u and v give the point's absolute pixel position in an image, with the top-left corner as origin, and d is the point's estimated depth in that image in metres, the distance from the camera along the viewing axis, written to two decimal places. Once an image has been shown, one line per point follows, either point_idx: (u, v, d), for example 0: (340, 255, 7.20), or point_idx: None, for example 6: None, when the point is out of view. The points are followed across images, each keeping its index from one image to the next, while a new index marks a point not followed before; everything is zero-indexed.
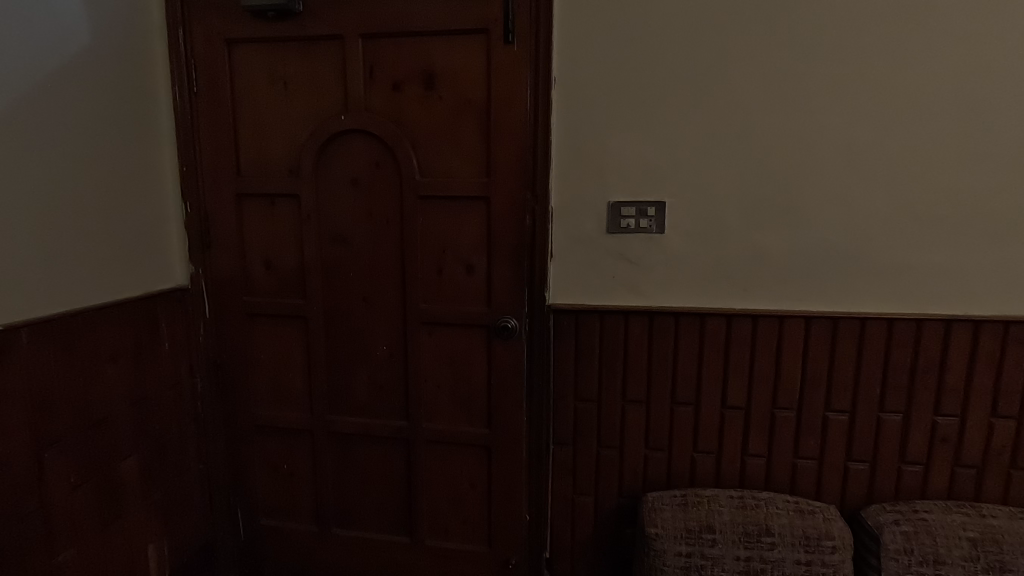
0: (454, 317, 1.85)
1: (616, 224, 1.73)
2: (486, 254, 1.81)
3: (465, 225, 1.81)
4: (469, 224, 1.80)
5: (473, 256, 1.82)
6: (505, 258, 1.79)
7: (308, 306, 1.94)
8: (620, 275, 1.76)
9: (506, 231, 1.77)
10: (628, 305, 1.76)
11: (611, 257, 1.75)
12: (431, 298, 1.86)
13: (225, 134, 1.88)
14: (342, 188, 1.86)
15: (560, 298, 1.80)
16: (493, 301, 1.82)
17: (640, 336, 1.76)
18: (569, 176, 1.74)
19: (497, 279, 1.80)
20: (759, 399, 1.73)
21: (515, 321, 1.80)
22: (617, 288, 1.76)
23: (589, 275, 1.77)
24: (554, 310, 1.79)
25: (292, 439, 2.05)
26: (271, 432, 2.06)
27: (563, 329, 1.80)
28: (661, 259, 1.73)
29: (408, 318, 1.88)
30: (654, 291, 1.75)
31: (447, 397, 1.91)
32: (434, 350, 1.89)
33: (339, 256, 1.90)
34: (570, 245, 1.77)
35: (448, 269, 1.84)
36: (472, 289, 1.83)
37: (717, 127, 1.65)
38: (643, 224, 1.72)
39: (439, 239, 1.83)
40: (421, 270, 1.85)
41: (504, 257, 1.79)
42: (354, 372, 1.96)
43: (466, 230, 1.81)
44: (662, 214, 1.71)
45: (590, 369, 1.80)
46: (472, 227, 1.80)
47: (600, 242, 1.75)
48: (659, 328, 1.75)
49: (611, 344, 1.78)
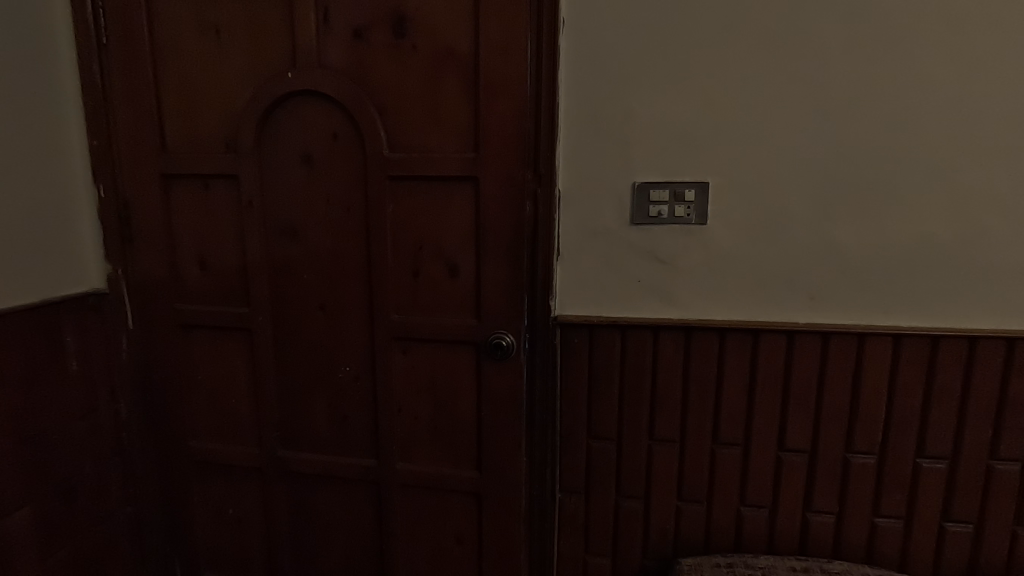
0: (433, 332, 1.45)
1: (643, 213, 1.33)
2: (474, 252, 1.41)
3: (447, 214, 1.40)
4: (452, 214, 1.40)
5: (458, 256, 1.42)
6: (498, 257, 1.39)
7: (254, 317, 1.55)
8: (646, 279, 1.36)
9: (500, 222, 1.37)
10: (656, 318, 1.36)
11: (636, 256, 1.35)
12: (405, 307, 1.47)
13: (146, 99, 1.48)
14: (292, 167, 1.46)
15: (568, 308, 1.40)
16: (484, 312, 1.42)
17: (673, 357, 1.36)
18: (581, 151, 1.34)
19: (489, 283, 1.40)
20: (828, 440, 1.33)
21: (512, 338, 1.41)
22: (642, 296, 1.36)
23: (608, 278, 1.37)
24: (561, 324, 1.39)
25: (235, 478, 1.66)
26: (210, 469, 1.67)
27: (573, 347, 1.41)
28: (701, 259, 1.33)
29: (376, 332, 1.49)
30: (690, 300, 1.35)
31: (427, 430, 1.52)
32: (410, 373, 1.50)
33: (289, 254, 1.51)
34: (582, 240, 1.37)
35: (426, 272, 1.44)
36: (457, 296, 1.44)
37: (780, 83, 1.25)
38: (678, 213, 1.31)
39: (414, 231, 1.43)
40: (392, 272, 1.46)
41: (498, 255, 1.39)
42: (312, 398, 1.57)
43: (449, 221, 1.41)
44: (704, 198, 1.30)
45: (607, 399, 1.41)
46: (456, 217, 1.40)
47: (620, 237, 1.35)
48: (698, 348, 1.35)
49: (635, 367, 1.39)
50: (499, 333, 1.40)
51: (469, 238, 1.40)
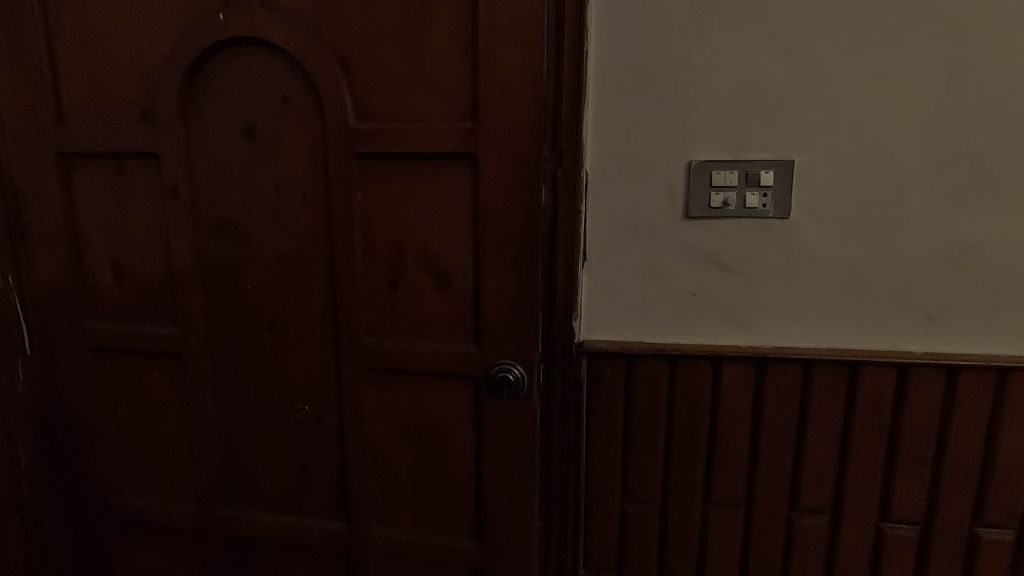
0: (419, 361, 1.10)
1: (701, 203, 0.98)
2: (472, 256, 1.05)
3: (435, 205, 1.05)
4: (441, 205, 1.05)
5: (451, 262, 1.06)
6: (505, 262, 1.03)
7: (185, 339, 1.19)
8: (702, 292, 1.01)
9: (508, 216, 1.02)
10: (716, 345, 1.01)
11: (690, 261, 1.00)
12: (381, 328, 1.12)
13: (34, 50, 1.12)
14: (229, 144, 1.10)
15: (597, 330, 1.05)
16: (485, 336, 1.06)
17: (739, 397, 1.02)
18: (616, 118, 0.99)
19: (491, 298, 1.05)
20: (948, 508, 0.99)
21: (523, 370, 1.06)
22: (697, 315, 1.02)
23: (651, 291, 1.02)
24: (588, 352, 1.05)
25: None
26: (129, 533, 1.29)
27: (604, 383, 1.06)
28: (778, 265, 0.98)
29: (343, 361, 1.14)
30: (763, 320, 1.00)
31: (410, 486, 1.17)
32: (388, 414, 1.14)
33: (229, 258, 1.15)
34: (616, 240, 1.02)
35: (408, 282, 1.09)
36: (450, 313, 1.08)
37: (896, 22, 0.89)
38: (751, 202, 0.96)
39: (392, 228, 1.07)
40: (363, 283, 1.10)
41: (504, 259, 1.03)
42: (263, 444, 1.22)
43: (437, 215, 1.05)
44: (787, 182, 0.95)
45: (649, 451, 1.06)
46: (448, 210, 1.05)
47: (669, 236, 1.00)
48: (773, 386, 1.01)
49: (687, 410, 1.04)
50: (507, 365, 1.05)
51: (466, 236, 1.05)
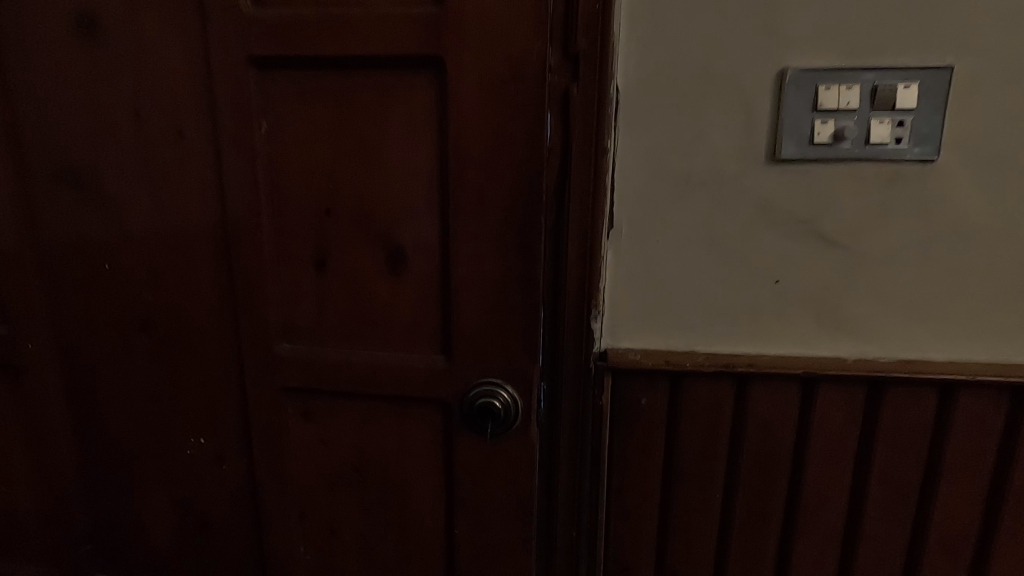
0: (361, 380, 0.75)
1: (797, 139, 0.62)
2: (439, 222, 0.69)
3: (381, 143, 0.68)
4: (391, 144, 0.68)
5: (406, 233, 0.70)
6: (487, 231, 0.67)
7: (21, 343, 0.82)
8: (789, 279, 0.66)
9: (493, 160, 0.65)
10: (808, 358, 0.67)
11: (773, 230, 0.65)
12: (305, 331, 0.75)
13: None
14: (60, 45, 0.71)
15: (626, 335, 0.70)
16: (457, 343, 0.71)
17: (836, 435, 0.69)
18: (666, 1, 0.61)
19: (467, 286, 0.69)
20: None
21: (513, 396, 0.71)
22: (780, 312, 0.67)
23: (712, 276, 0.67)
24: (613, 367, 0.70)
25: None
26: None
27: (634, 412, 0.71)
28: (910, 236, 0.64)
29: (251, 378, 0.78)
30: (880, 320, 0.66)
31: (353, 551, 0.82)
32: (319, 452, 0.79)
33: (74, 224, 0.77)
34: (659, 198, 0.66)
35: (342, 262, 0.72)
36: (406, 309, 0.72)
37: None
38: (878, 136, 0.61)
39: (315, 179, 0.70)
40: (276, 264, 0.73)
41: (486, 227, 0.67)
42: (144, 490, 0.86)
43: (385, 158, 0.68)
44: (939, 103, 0.60)
45: (699, 509, 0.73)
46: (401, 151, 0.68)
47: (743, 192, 0.65)
48: (890, 420, 0.67)
49: (758, 454, 0.70)
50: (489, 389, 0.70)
51: (429, 193, 0.68)
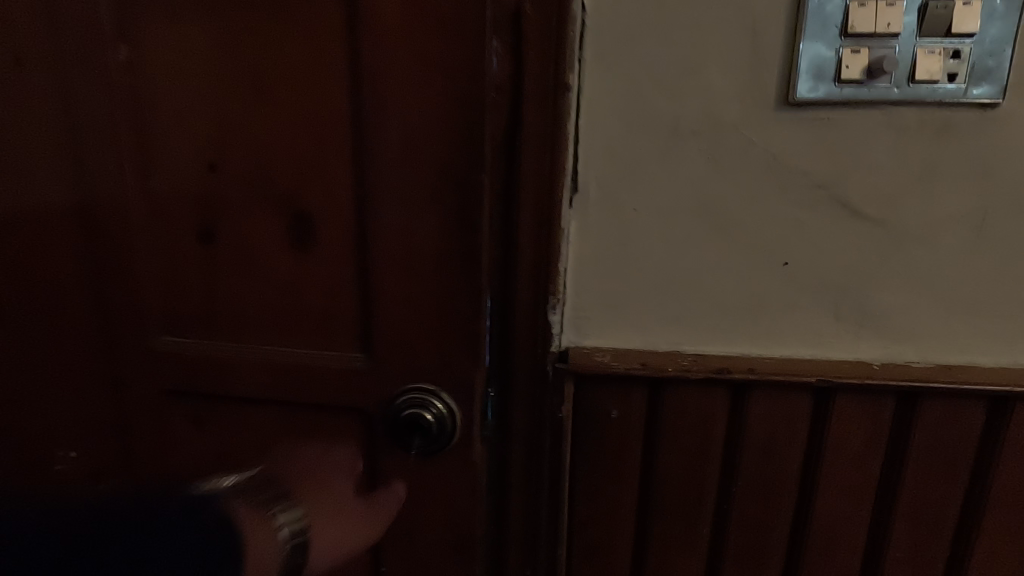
0: (262, 383, 0.59)
1: (819, 74, 0.47)
2: (354, 182, 0.53)
3: (277, 76, 0.52)
4: (290, 77, 0.52)
5: (313, 195, 0.54)
6: (415, 194, 0.52)
7: None
8: (802, 261, 0.52)
9: (421, 99, 0.50)
10: (822, 362, 0.53)
11: (783, 198, 0.50)
12: (190, 321, 0.60)
13: None
14: None
15: (593, 331, 0.55)
16: (380, 338, 0.56)
17: (854, 458, 0.55)
18: None
19: (391, 265, 0.54)
20: None
21: (449, 408, 0.56)
22: (789, 303, 0.53)
23: (703, 256, 0.52)
24: (575, 372, 0.55)
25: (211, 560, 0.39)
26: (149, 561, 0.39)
27: (604, 427, 0.57)
28: (959, 207, 0.49)
29: (128, 379, 0.62)
30: (915, 315, 0.52)
31: None
32: (215, 472, 0.63)
33: None
34: (637, 153, 0.51)
35: (233, 233, 0.56)
36: (316, 295, 0.57)
37: None
38: (925, 71, 0.46)
39: (194, 124, 0.54)
40: (150, 234, 0.57)
41: (414, 188, 0.52)
42: None
43: (282, 96, 0.52)
44: (1006, 27, 0.45)
45: (684, 545, 0.59)
46: (302, 87, 0.52)
47: (745, 147, 0.50)
48: (923, 440, 0.53)
49: (757, 480, 0.56)
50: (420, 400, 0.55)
51: (341, 143, 0.52)
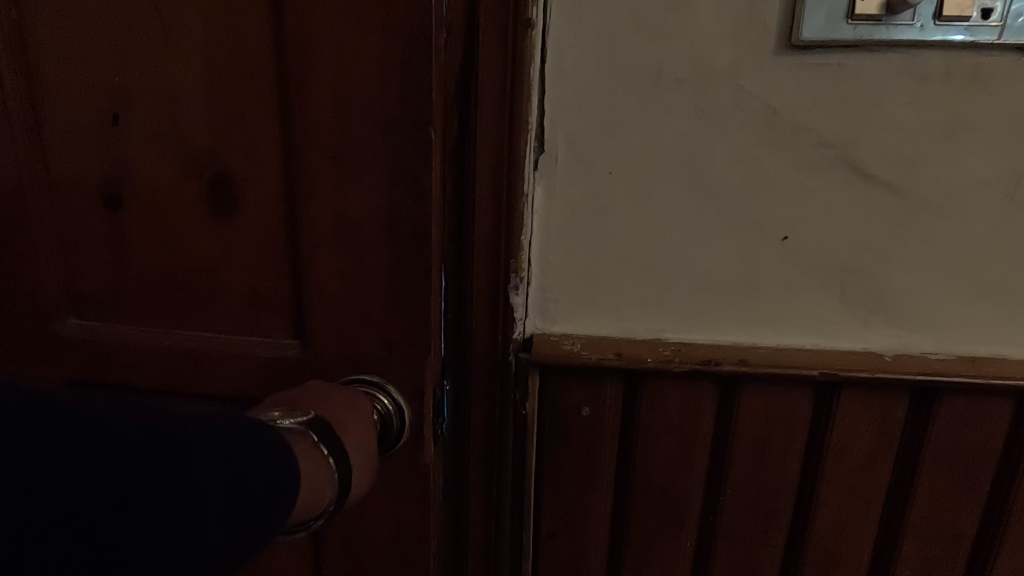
0: (181, 373, 0.51)
1: (829, 9, 0.39)
2: (279, 137, 0.45)
3: (181, 7, 0.43)
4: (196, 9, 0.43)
5: (228, 153, 0.46)
6: (350, 151, 0.43)
7: None
8: (804, 234, 0.44)
9: (354, 33, 0.41)
10: (825, 353, 0.46)
11: (782, 161, 0.43)
12: (98, 303, 0.51)
13: None
14: None
15: (562, 316, 0.48)
16: (314, 324, 0.47)
17: (861, 464, 0.48)
18: None
19: (324, 237, 0.45)
20: None
21: (395, 406, 0.47)
22: (788, 284, 0.45)
23: (689, 229, 0.45)
24: (541, 363, 0.47)
25: (246, 484, 0.27)
26: (256, 482, 0.27)
27: (574, 427, 0.49)
28: (989, 173, 0.42)
29: (31, 369, 0.54)
30: (933, 299, 0.45)
31: None
32: None
33: None
34: (612, 106, 0.43)
35: (140, 199, 0.48)
36: (238, 272, 0.48)
37: None
38: (955, 5, 0.39)
39: (87, 66, 0.45)
40: (47, 200, 0.49)
41: (349, 143, 0.43)
42: None
43: (189, 32, 0.43)
44: None
45: (666, 560, 0.52)
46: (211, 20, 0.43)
47: (739, 98, 0.42)
48: (940, 444, 0.46)
49: (749, 488, 0.49)
50: (361, 393, 0.46)
51: (260, 89, 0.44)
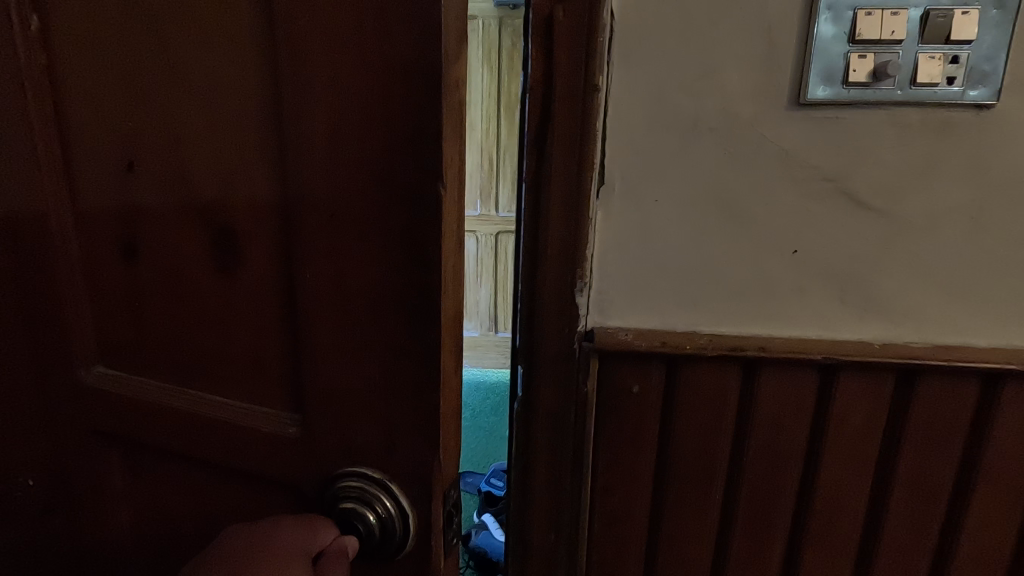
0: (198, 430, 0.51)
1: (829, 76, 0.51)
2: (279, 194, 0.42)
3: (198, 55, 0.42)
4: (207, 60, 0.42)
5: (236, 212, 0.44)
6: (356, 216, 0.40)
7: None
8: (810, 248, 0.56)
9: (359, 86, 0.37)
10: (829, 343, 0.57)
11: (793, 190, 0.55)
12: (127, 345, 0.53)
13: None
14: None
15: (616, 312, 0.60)
16: (314, 398, 0.45)
17: (858, 432, 0.59)
18: None
19: (330, 306, 0.43)
20: None
21: (397, 509, 0.45)
22: (798, 289, 0.57)
23: (719, 244, 0.57)
24: (600, 350, 0.59)
25: None
26: None
27: (625, 402, 0.61)
28: (959, 199, 0.53)
29: (77, 402, 0.57)
30: (914, 298, 0.56)
31: None
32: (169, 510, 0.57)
33: None
34: (658, 148, 0.55)
35: (165, 245, 0.48)
36: (246, 332, 0.47)
37: None
38: (926, 74, 0.50)
39: (116, 118, 0.47)
40: (93, 245, 0.52)
41: (356, 208, 0.40)
42: None
43: (204, 80, 0.42)
44: (1001, 35, 0.49)
45: (698, 512, 0.64)
46: (220, 72, 0.41)
47: (758, 143, 0.54)
48: (922, 415, 0.58)
49: (766, 452, 0.61)
50: (363, 495, 0.45)
51: (266, 138, 0.41)
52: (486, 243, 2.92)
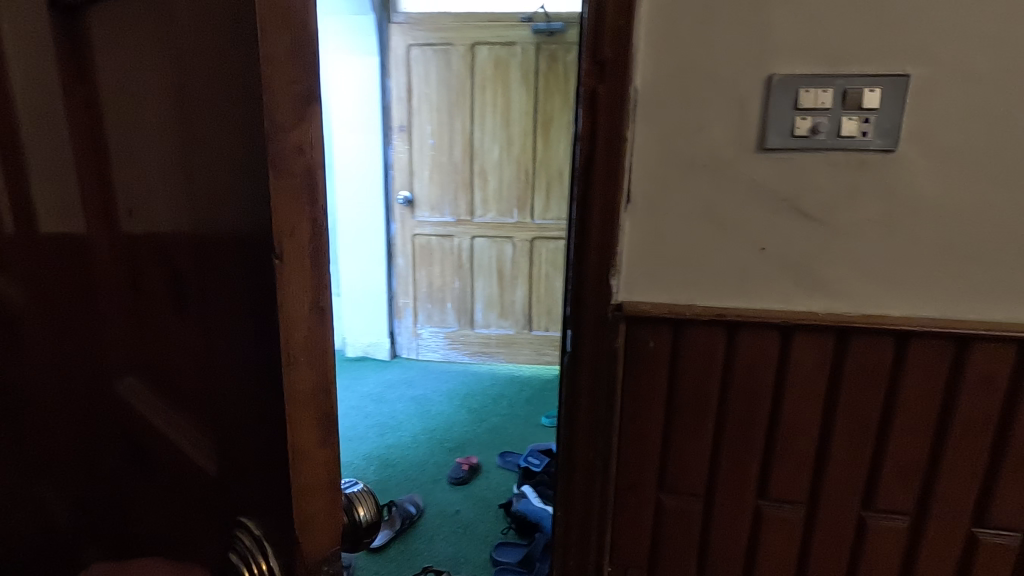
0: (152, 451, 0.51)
1: (782, 130, 0.77)
2: (190, 218, 0.40)
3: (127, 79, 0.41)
4: (121, 99, 0.42)
5: (153, 250, 0.44)
6: (231, 266, 0.38)
7: None
8: (773, 245, 0.81)
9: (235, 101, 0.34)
10: (787, 312, 0.82)
11: (760, 205, 0.80)
12: (78, 375, 0.55)
13: None
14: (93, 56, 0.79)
15: (638, 291, 0.86)
16: (230, 425, 0.42)
17: (810, 377, 0.83)
18: (676, 21, 0.76)
19: (224, 353, 0.41)
20: None
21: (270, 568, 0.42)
22: (766, 274, 0.82)
23: (709, 242, 0.82)
24: (627, 316, 0.85)
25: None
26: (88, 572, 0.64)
27: (643, 354, 0.87)
28: (875, 212, 0.78)
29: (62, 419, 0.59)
30: (847, 281, 0.81)
31: None
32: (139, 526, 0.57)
33: None
34: (666, 177, 0.81)
35: (117, 272, 0.47)
36: (170, 376, 0.47)
37: None
38: (847, 129, 0.75)
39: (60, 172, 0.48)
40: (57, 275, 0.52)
41: (231, 254, 0.38)
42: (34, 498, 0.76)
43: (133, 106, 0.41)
44: (897, 104, 0.74)
45: (695, 436, 0.88)
46: (137, 105, 0.42)
47: (735, 173, 0.79)
48: (855, 364, 0.82)
49: (744, 391, 0.85)
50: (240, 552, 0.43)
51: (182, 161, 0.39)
52: (522, 249, 3.20)
